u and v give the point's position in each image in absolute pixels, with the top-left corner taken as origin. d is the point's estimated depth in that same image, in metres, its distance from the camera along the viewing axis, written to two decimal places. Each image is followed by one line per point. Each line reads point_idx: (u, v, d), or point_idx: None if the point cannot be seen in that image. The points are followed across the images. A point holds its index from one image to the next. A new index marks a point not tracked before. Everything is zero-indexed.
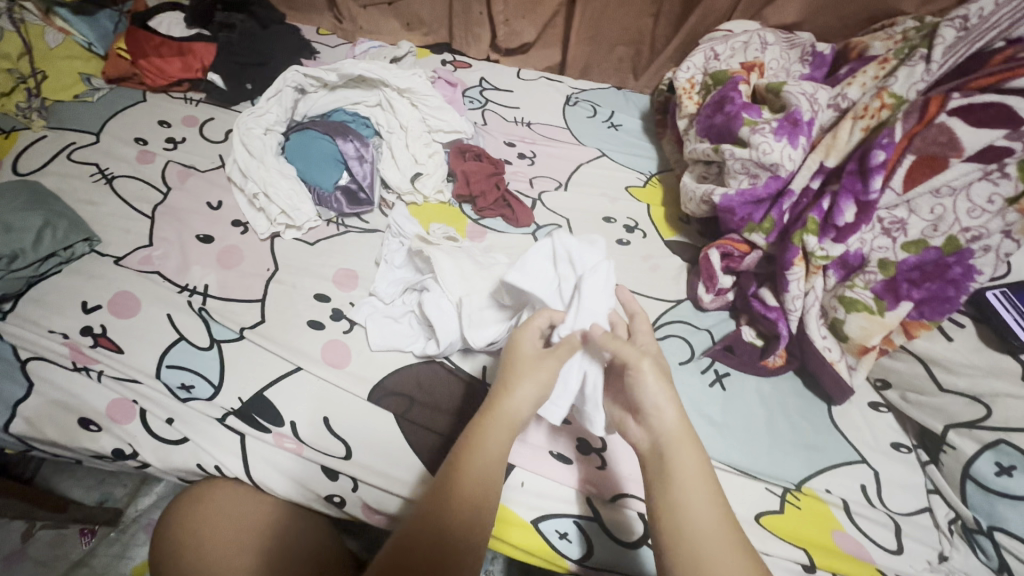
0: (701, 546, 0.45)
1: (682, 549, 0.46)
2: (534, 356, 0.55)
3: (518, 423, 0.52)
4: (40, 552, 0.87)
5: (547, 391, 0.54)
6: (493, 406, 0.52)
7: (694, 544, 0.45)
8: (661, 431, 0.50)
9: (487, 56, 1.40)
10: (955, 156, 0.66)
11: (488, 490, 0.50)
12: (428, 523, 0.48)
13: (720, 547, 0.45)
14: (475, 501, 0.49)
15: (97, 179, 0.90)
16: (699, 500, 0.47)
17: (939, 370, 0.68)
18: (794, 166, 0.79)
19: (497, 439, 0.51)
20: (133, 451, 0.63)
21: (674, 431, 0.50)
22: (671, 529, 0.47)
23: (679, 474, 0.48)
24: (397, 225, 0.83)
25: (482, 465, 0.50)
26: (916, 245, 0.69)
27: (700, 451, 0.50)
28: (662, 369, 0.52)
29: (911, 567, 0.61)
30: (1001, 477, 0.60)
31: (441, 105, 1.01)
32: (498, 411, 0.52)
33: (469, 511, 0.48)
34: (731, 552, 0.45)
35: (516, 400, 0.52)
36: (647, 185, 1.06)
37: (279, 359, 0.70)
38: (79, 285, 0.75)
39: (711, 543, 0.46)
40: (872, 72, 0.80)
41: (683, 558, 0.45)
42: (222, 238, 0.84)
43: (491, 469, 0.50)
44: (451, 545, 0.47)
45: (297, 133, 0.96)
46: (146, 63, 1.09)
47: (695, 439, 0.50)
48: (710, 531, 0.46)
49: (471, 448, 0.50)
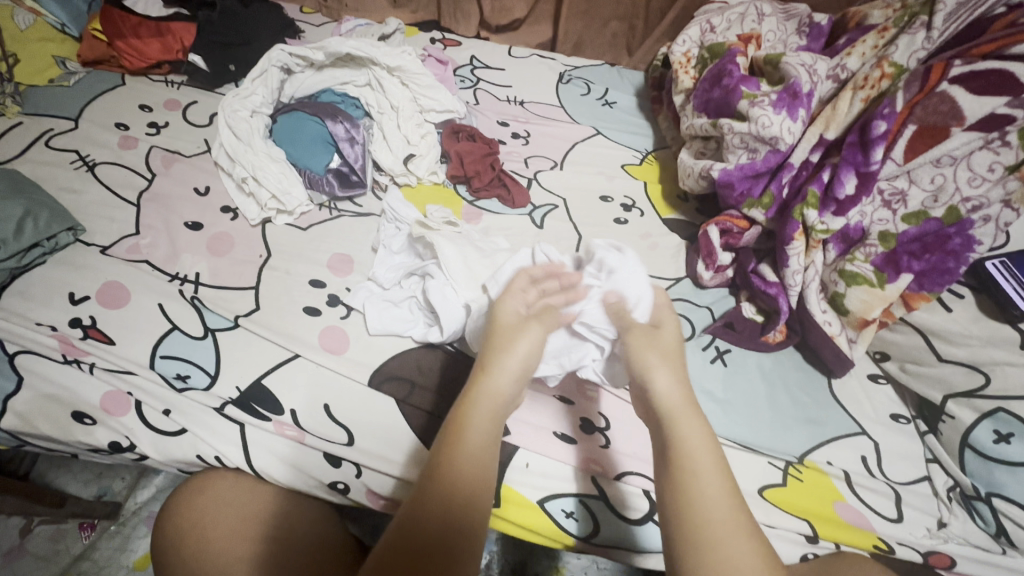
0: (709, 512, 0.45)
1: (687, 516, 0.46)
2: (515, 331, 0.56)
3: (505, 397, 0.53)
4: (40, 547, 0.86)
5: (535, 353, 0.55)
6: (476, 385, 0.52)
7: (698, 510, 0.45)
8: (656, 400, 0.51)
9: (476, 33, 1.36)
10: (956, 124, 0.65)
11: (484, 468, 0.49)
12: (428, 502, 0.47)
13: (723, 511, 0.45)
14: (474, 479, 0.48)
15: (78, 166, 0.87)
16: (698, 464, 0.47)
17: (938, 342, 0.69)
18: (793, 140, 0.78)
19: (486, 419, 0.51)
20: (131, 443, 0.62)
21: (669, 399, 0.51)
22: (675, 496, 0.47)
23: (679, 440, 0.49)
24: (393, 210, 0.82)
25: (475, 443, 0.49)
26: (916, 216, 0.69)
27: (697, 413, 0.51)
28: (667, 352, 0.54)
29: (911, 535, 0.62)
30: (999, 444, 0.61)
31: (433, 83, 0.99)
32: (481, 390, 0.52)
33: (472, 483, 0.49)
34: (733, 515, 0.46)
35: (501, 375, 0.53)
36: (643, 163, 1.04)
37: (276, 346, 0.69)
38: (65, 275, 0.73)
39: (714, 507, 0.46)
40: (871, 41, 0.79)
41: (692, 525, 0.45)
42: (212, 225, 0.82)
43: (485, 447, 0.50)
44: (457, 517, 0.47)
45: (285, 115, 0.93)
46: (124, 45, 1.05)
47: (697, 409, 0.51)
48: (712, 495, 0.46)
49: (462, 427, 0.50)
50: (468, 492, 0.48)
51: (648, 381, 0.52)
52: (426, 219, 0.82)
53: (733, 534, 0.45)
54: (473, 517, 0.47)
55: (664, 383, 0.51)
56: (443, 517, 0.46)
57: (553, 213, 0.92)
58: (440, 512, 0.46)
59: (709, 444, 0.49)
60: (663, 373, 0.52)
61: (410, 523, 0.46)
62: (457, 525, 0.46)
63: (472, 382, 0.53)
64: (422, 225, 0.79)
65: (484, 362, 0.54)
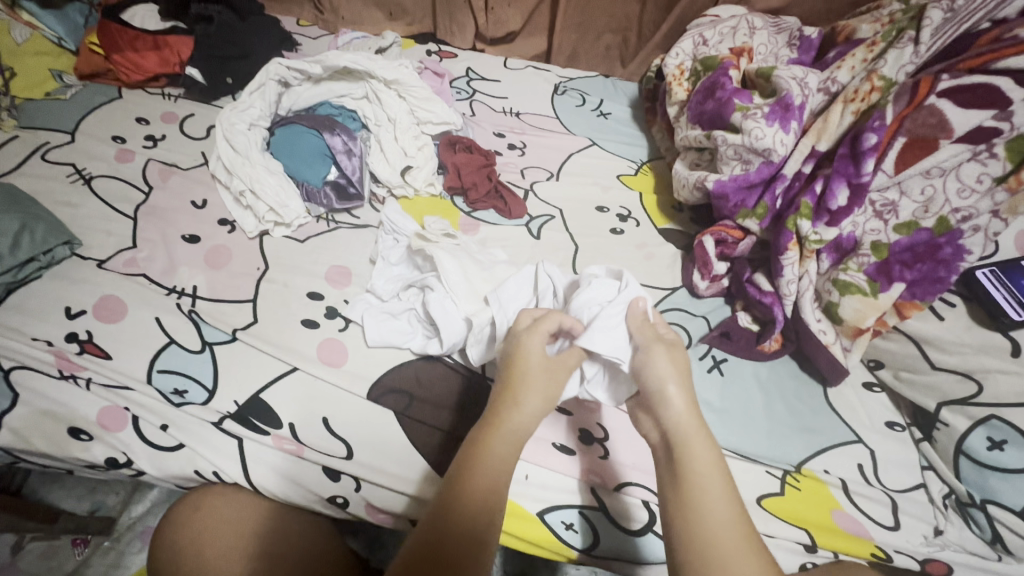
0: (716, 545, 0.44)
1: (697, 541, 0.45)
2: (538, 366, 0.55)
3: (521, 437, 0.52)
4: (31, 565, 0.85)
5: (551, 403, 0.54)
6: (498, 417, 0.52)
7: (710, 534, 0.45)
8: (669, 421, 0.50)
9: (472, 46, 1.38)
10: (945, 136, 0.67)
11: (496, 493, 0.49)
12: (436, 526, 0.47)
13: (735, 538, 0.45)
14: (484, 505, 0.48)
15: (74, 179, 0.87)
16: (711, 490, 0.46)
17: (931, 350, 0.69)
18: (786, 151, 0.79)
19: (502, 450, 0.51)
20: (128, 459, 0.62)
21: (682, 421, 0.50)
22: (686, 519, 0.46)
23: (692, 468, 0.47)
24: (392, 222, 0.83)
25: (489, 470, 0.49)
26: (907, 227, 0.70)
27: (710, 441, 0.49)
28: (684, 376, 0.53)
29: (908, 543, 0.63)
30: (992, 451, 0.62)
31: (429, 96, 0.99)
32: (506, 424, 0.52)
33: (476, 509, 0.48)
34: (747, 543, 0.45)
35: (524, 415, 0.52)
36: (638, 173, 1.05)
37: (274, 360, 0.69)
38: (61, 290, 0.72)
39: (726, 534, 0.45)
40: (861, 55, 0.80)
41: (697, 555, 0.44)
42: (209, 238, 0.82)
43: (500, 476, 0.50)
44: (459, 541, 0.46)
45: (282, 128, 0.94)
46: (121, 58, 1.05)
47: (711, 438, 0.50)
48: (724, 520, 0.45)
49: (477, 455, 0.50)
50: (479, 517, 0.47)
51: (664, 402, 0.51)
52: (424, 231, 0.82)
53: (745, 563, 0.44)
54: (485, 544, 0.47)
55: (679, 404, 0.51)
56: (454, 541, 0.46)
57: (550, 224, 0.93)
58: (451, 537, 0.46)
59: (723, 469, 0.48)
60: (678, 393, 0.51)
61: (419, 547, 0.45)
62: (466, 550, 0.46)
63: (491, 413, 0.53)
64: (422, 238, 0.80)
65: (505, 396, 0.54)
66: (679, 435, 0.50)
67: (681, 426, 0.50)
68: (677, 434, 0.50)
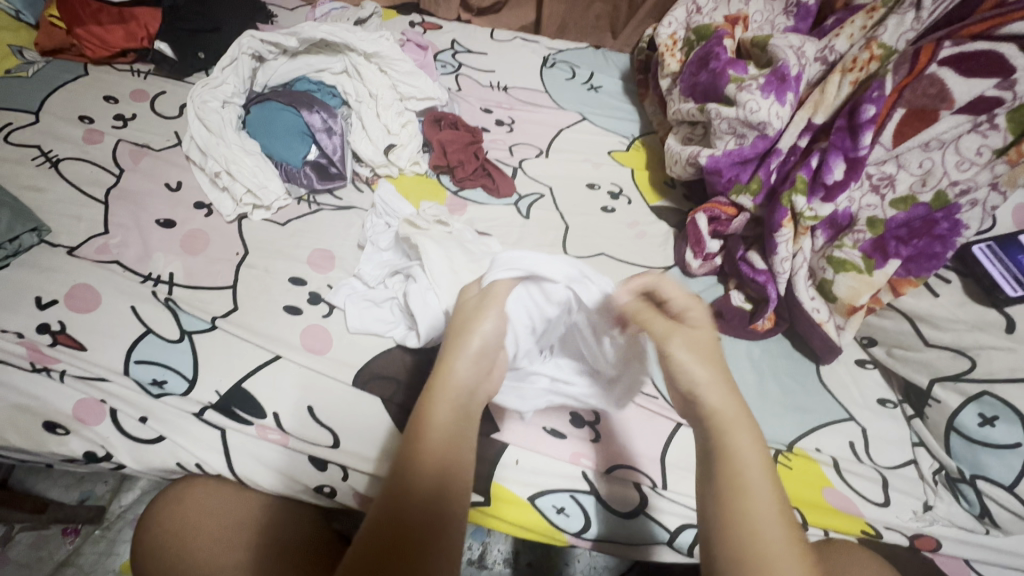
0: (761, 525, 0.41)
1: (733, 516, 0.42)
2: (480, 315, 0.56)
3: (466, 390, 0.52)
4: (22, 555, 0.84)
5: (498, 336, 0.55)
6: (437, 379, 0.52)
7: (748, 528, 0.41)
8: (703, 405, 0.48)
9: (458, 16, 1.32)
10: (945, 107, 0.64)
11: (452, 452, 0.48)
12: (405, 488, 0.45)
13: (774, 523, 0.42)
14: (441, 468, 0.47)
15: (40, 162, 0.83)
16: (753, 481, 0.43)
17: (925, 327, 0.68)
18: (782, 124, 0.77)
19: (445, 412, 0.50)
20: (107, 453, 0.60)
21: (714, 405, 0.47)
22: (724, 514, 0.43)
23: (733, 450, 0.45)
24: (385, 204, 0.83)
25: (440, 430, 0.49)
26: (904, 202, 0.68)
27: (747, 422, 0.47)
28: (713, 358, 0.49)
29: (899, 519, 0.63)
30: (984, 427, 0.61)
31: (412, 70, 0.96)
32: (442, 384, 0.51)
33: (435, 472, 0.47)
34: (787, 535, 0.41)
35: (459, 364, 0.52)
36: (630, 149, 1.03)
37: (256, 348, 0.67)
38: (30, 279, 0.69)
39: (773, 531, 0.41)
40: (860, 21, 0.77)
41: (734, 531, 0.42)
42: (185, 222, 0.79)
43: (450, 434, 0.49)
44: (425, 508, 0.45)
45: (258, 105, 0.90)
46: (84, 32, 0.99)
47: (750, 422, 0.47)
48: (765, 511, 0.42)
49: (425, 420, 0.49)
50: (435, 485, 0.46)
51: (692, 387, 0.48)
52: (415, 216, 0.78)
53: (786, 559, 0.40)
54: (448, 506, 0.46)
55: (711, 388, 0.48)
56: (421, 506, 0.45)
57: (539, 203, 0.90)
58: (409, 505, 0.44)
59: (763, 455, 0.45)
60: (706, 374, 0.48)
61: (383, 522, 0.43)
62: (431, 516, 0.45)
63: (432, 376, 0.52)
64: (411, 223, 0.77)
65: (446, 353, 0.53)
66: (715, 418, 0.47)
67: (717, 410, 0.47)
68: (710, 417, 0.47)
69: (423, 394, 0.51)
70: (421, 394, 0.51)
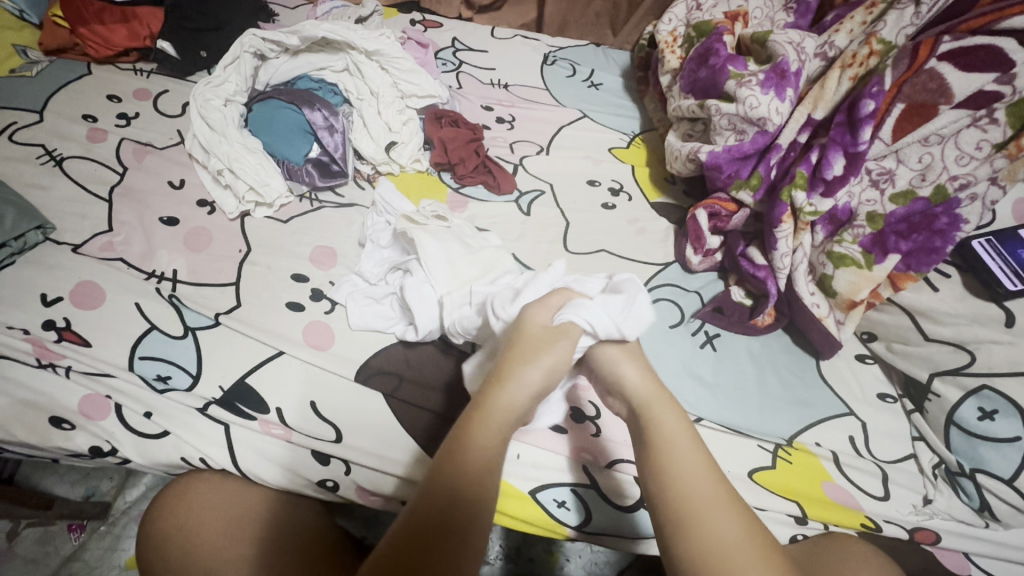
0: (694, 495, 0.46)
1: (674, 492, 0.46)
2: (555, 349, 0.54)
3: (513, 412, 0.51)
4: (28, 550, 0.85)
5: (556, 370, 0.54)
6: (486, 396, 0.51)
7: (686, 500, 0.45)
8: (631, 395, 0.53)
9: (459, 14, 1.32)
10: (944, 102, 0.65)
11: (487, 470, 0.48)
12: (422, 498, 0.46)
13: (709, 489, 0.46)
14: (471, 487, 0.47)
15: (44, 161, 0.84)
16: (682, 453, 0.48)
17: (924, 321, 0.68)
18: (782, 120, 0.77)
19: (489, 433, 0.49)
20: (112, 447, 0.61)
21: (639, 392, 0.53)
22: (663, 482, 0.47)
23: (660, 429, 0.50)
24: (385, 201, 0.81)
25: (479, 451, 0.48)
26: (904, 196, 0.68)
27: (666, 400, 0.52)
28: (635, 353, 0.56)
29: (898, 512, 0.63)
30: (983, 421, 0.61)
31: (413, 68, 0.96)
32: (493, 401, 0.51)
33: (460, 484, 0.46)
34: (723, 499, 0.46)
35: (511, 390, 0.51)
36: (631, 146, 1.03)
37: (259, 344, 0.67)
38: (36, 276, 0.70)
39: (704, 496, 0.46)
40: (860, 17, 0.77)
41: (676, 505, 0.46)
42: (189, 220, 0.80)
43: (489, 452, 0.49)
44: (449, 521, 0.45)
45: (260, 103, 0.90)
46: (87, 32, 1.00)
47: (670, 399, 0.53)
48: (695, 478, 0.47)
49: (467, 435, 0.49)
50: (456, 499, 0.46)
51: (620, 380, 0.54)
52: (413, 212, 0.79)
53: (726, 520, 0.44)
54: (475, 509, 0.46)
55: (634, 379, 0.54)
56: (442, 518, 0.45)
57: (540, 200, 0.91)
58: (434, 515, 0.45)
59: (686, 428, 0.50)
60: (632, 369, 0.54)
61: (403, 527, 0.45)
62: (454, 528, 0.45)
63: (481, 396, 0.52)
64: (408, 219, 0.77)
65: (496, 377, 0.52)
66: (642, 404, 0.52)
67: (642, 395, 0.53)
68: (639, 405, 0.52)
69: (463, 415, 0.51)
70: (471, 405, 0.51)
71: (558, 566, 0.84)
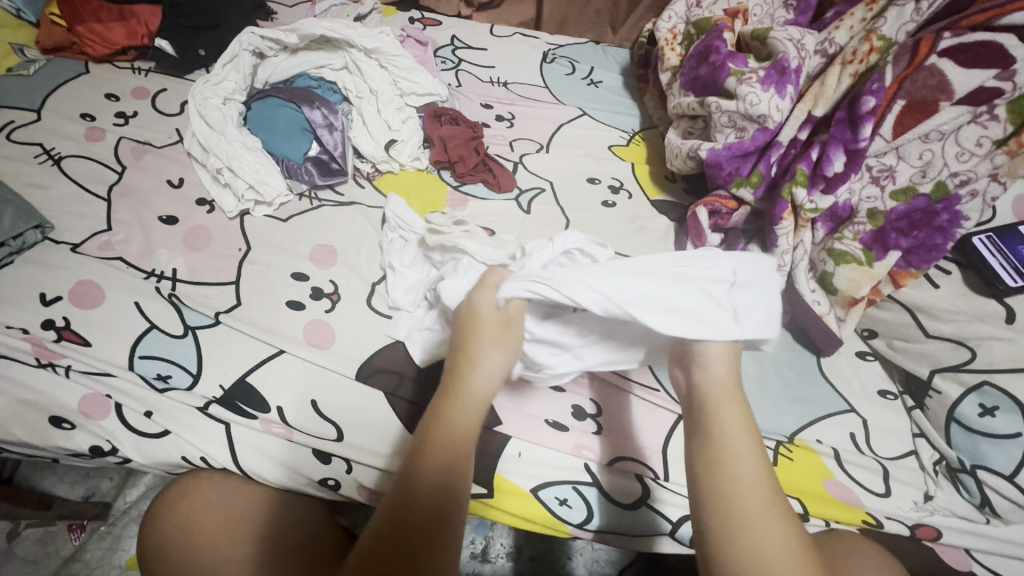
0: (748, 501, 0.45)
1: (725, 494, 0.45)
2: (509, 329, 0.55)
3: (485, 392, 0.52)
4: (28, 551, 0.85)
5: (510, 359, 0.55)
6: (459, 377, 0.52)
7: (738, 504, 0.45)
8: (705, 386, 0.52)
9: (457, 12, 1.32)
10: (945, 98, 0.65)
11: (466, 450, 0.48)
12: (409, 480, 0.46)
13: (761, 495, 0.45)
14: (450, 467, 0.47)
15: (43, 160, 0.83)
16: (741, 458, 0.47)
17: (925, 318, 0.68)
18: (782, 117, 0.77)
19: (465, 413, 0.50)
20: (112, 447, 0.61)
21: (715, 385, 0.52)
22: (708, 479, 0.47)
23: (724, 430, 0.49)
24: (397, 218, 0.79)
25: (454, 429, 0.49)
26: (904, 193, 0.68)
27: (738, 400, 0.51)
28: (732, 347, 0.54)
29: (899, 509, 0.63)
30: (984, 417, 0.61)
31: (412, 66, 0.96)
32: (466, 380, 0.52)
33: (441, 464, 0.47)
34: (776, 509, 0.45)
35: (481, 372, 0.52)
36: (631, 143, 1.03)
37: (259, 343, 0.67)
38: (35, 275, 0.70)
39: (750, 504, 0.45)
40: (860, 14, 0.76)
41: (723, 507, 0.45)
42: (188, 219, 0.79)
43: (467, 433, 0.49)
44: (430, 500, 0.45)
45: (259, 101, 0.90)
46: (85, 30, 1.00)
47: (740, 401, 0.51)
48: (747, 484, 0.46)
49: (442, 416, 0.49)
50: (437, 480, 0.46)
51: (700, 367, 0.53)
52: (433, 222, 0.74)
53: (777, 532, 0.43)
54: (455, 498, 0.46)
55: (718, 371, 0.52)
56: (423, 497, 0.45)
57: (539, 198, 0.91)
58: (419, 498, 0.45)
59: (752, 432, 0.49)
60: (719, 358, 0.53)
61: (392, 507, 0.45)
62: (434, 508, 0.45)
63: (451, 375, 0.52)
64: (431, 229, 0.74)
65: (463, 352, 0.53)
66: (713, 398, 0.51)
67: (717, 389, 0.51)
68: (709, 398, 0.51)
69: (438, 395, 0.52)
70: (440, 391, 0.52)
71: (559, 564, 0.84)
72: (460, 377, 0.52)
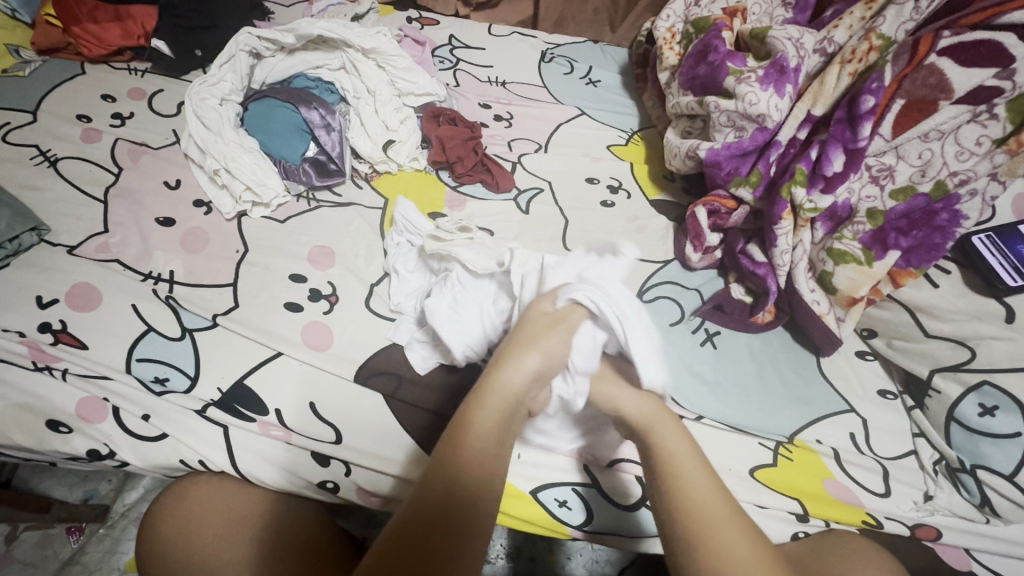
0: (706, 510, 0.47)
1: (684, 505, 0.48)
2: (551, 333, 0.54)
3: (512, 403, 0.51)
4: (27, 554, 0.85)
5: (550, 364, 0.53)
6: (483, 393, 0.50)
7: (697, 515, 0.47)
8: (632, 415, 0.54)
9: (455, 11, 1.32)
10: (945, 97, 0.64)
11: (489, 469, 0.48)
12: (424, 501, 0.46)
13: (715, 504, 0.48)
14: (470, 487, 0.46)
15: (39, 162, 0.83)
16: (688, 469, 0.49)
17: (925, 318, 0.68)
18: (781, 117, 0.77)
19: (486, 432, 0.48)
20: (110, 451, 0.60)
21: (638, 412, 0.53)
22: (670, 498, 0.49)
23: (665, 449, 0.51)
24: (408, 222, 0.77)
25: (473, 447, 0.48)
26: (904, 192, 0.68)
27: (670, 416, 0.54)
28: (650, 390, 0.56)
29: (899, 509, 0.63)
30: (984, 417, 0.61)
31: (410, 65, 0.95)
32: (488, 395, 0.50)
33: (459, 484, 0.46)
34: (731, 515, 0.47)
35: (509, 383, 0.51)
36: (630, 143, 1.03)
37: (257, 345, 0.67)
38: (31, 278, 0.69)
39: (711, 508, 0.48)
40: (858, 13, 0.76)
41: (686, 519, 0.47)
42: (185, 220, 0.79)
43: (489, 451, 0.48)
44: (448, 520, 0.45)
45: (257, 102, 0.90)
46: (81, 31, 0.99)
47: (674, 417, 0.54)
48: (702, 493, 0.48)
49: (461, 433, 0.48)
50: (449, 501, 0.46)
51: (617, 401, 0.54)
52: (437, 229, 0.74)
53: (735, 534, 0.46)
54: (471, 517, 0.46)
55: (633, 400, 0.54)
56: (438, 518, 0.45)
57: (538, 197, 0.90)
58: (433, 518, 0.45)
59: (692, 445, 0.52)
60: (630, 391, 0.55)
61: (407, 531, 0.44)
62: (452, 529, 0.45)
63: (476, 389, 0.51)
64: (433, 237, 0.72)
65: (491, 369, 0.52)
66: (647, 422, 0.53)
67: (648, 413, 0.53)
68: (644, 422, 0.53)
69: (459, 410, 0.50)
70: (462, 405, 0.50)
71: (558, 565, 0.84)
72: (483, 393, 0.50)
